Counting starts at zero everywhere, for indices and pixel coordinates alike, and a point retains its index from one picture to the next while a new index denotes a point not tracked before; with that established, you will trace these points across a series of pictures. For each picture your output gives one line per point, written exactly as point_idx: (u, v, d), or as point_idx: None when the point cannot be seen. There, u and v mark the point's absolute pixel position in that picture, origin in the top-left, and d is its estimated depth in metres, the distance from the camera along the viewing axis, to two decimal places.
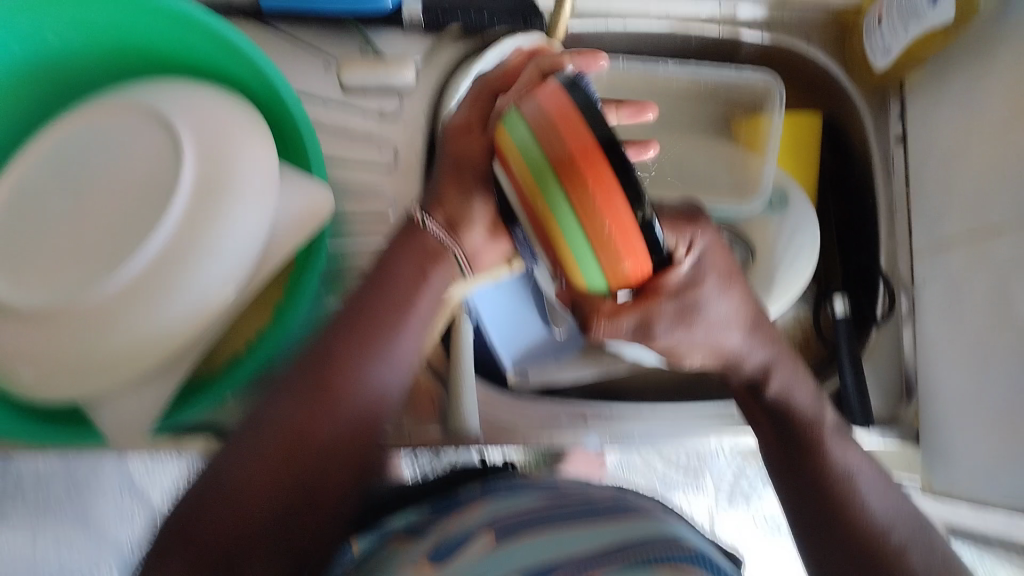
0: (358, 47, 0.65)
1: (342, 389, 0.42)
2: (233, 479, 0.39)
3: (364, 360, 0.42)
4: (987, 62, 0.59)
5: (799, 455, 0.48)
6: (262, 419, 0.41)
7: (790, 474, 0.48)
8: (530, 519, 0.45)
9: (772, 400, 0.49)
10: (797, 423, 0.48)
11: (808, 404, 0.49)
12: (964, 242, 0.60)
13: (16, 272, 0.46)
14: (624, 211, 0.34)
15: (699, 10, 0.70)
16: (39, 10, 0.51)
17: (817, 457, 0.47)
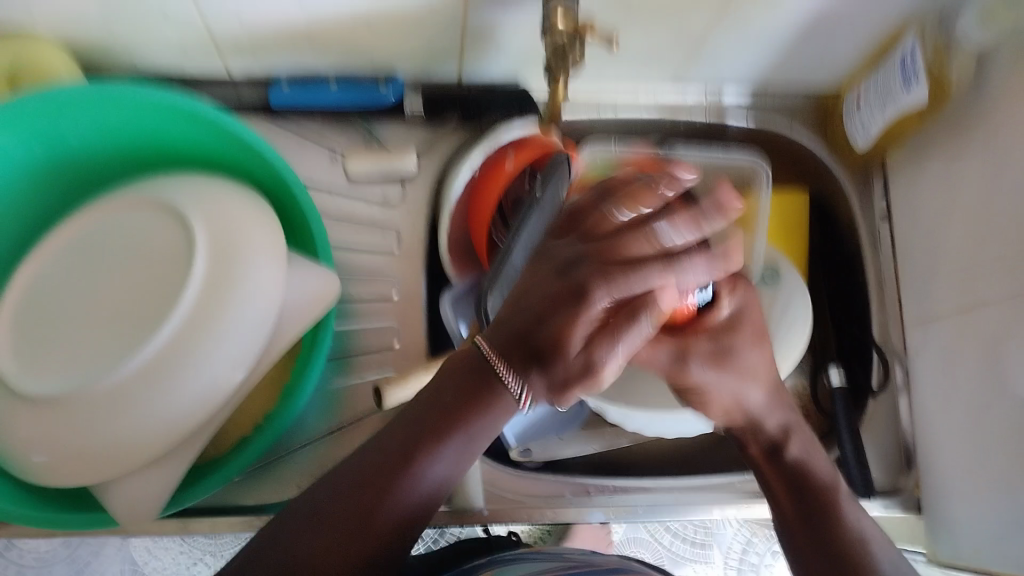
0: (362, 139, 0.69)
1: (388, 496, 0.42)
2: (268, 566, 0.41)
3: (410, 473, 0.43)
4: (959, 140, 0.62)
5: (816, 514, 0.49)
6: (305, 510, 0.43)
7: (804, 532, 0.50)
8: None
9: (792, 459, 0.51)
10: (814, 489, 0.50)
11: (826, 468, 0.51)
12: (951, 313, 0.61)
13: (32, 361, 0.48)
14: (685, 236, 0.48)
15: (685, 97, 0.74)
16: (62, 116, 0.54)
17: (831, 519, 0.49)
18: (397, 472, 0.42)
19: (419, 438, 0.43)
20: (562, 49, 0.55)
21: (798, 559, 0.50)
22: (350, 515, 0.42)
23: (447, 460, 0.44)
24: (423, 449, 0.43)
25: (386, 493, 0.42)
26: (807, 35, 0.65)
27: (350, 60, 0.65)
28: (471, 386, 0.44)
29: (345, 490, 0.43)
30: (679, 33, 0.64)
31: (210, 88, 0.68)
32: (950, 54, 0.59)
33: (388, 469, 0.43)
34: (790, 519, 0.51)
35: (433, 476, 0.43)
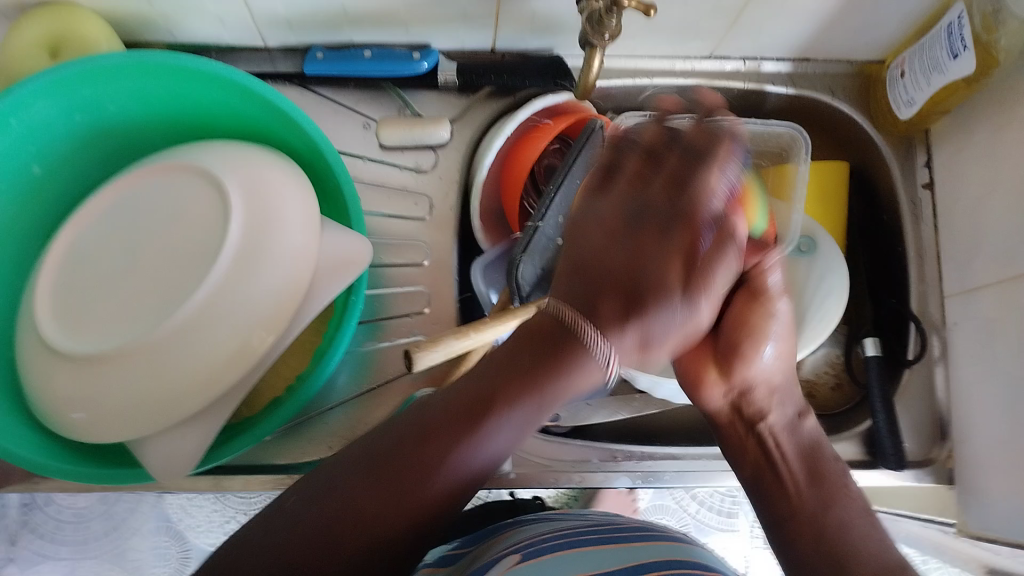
0: (396, 108, 0.69)
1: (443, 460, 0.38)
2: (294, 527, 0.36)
3: (469, 439, 0.38)
4: (1006, 108, 0.60)
5: (825, 489, 0.49)
6: (350, 470, 0.38)
7: (812, 503, 0.48)
8: (555, 541, 0.44)
9: (808, 433, 0.52)
10: (826, 468, 0.50)
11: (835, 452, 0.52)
12: (992, 286, 0.60)
13: (73, 322, 0.49)
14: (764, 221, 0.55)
15: (724, 66, 0.72)
16: (100, 83, 0.55)
17: (841, 489, 0.49)
18: (453, 437, 0.38)
19: (482, 401, 0.38)
20: (598, 13, 0.55)
21: (791, 526, 0.49)
22: (399, 477, 0.37)
23: (512, 425, 0.39)
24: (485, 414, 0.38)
25: (433, 465, 0.38)
26: (851, 6, 0.63)
27: (383, 29, 0.65)
28: (545, 343, 0.39)
29: (391, 454, 0.38)
30: (716, 2, 0.63)
31: (245, 57, 0.68)
32: (999, 21, 0.56)
33: (449, 428, 0.38)
34: (794, 496, 0.49)
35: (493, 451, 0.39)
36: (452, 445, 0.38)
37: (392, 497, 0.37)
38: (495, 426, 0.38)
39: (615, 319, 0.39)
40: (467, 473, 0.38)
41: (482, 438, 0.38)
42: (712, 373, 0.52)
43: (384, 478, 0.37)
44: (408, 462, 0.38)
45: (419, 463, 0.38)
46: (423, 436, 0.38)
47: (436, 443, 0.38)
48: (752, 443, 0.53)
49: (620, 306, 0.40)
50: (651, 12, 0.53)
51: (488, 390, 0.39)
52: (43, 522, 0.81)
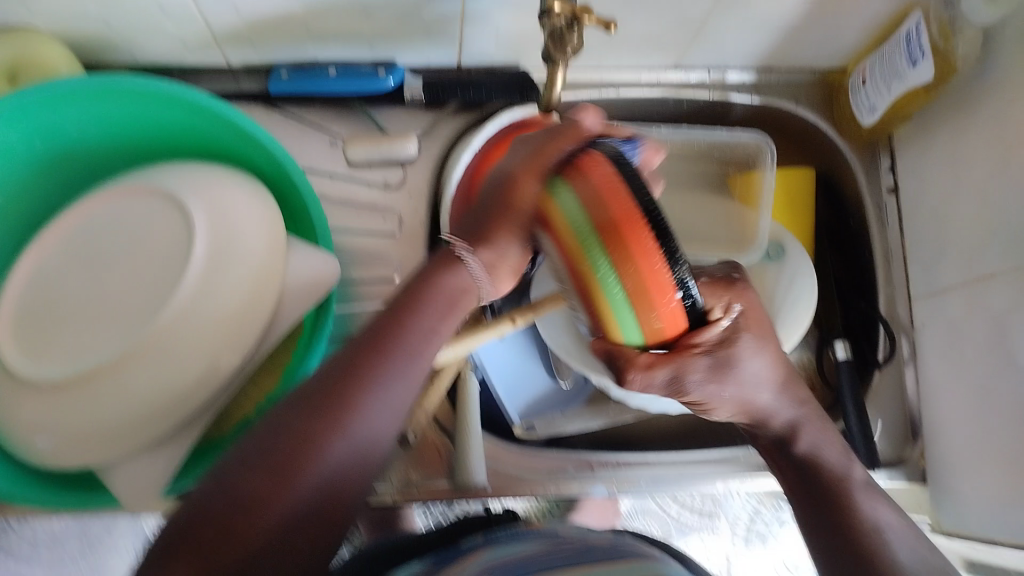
0: (363, 125, 0.69)
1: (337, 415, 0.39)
2: (229, 484, 0.37)
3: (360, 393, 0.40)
4: (965, 111, 0.61)
5: (829, 511, 0.46)
6: (262, 434, 0.38)
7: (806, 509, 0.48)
8: (539, 561, 0.44)
9: (799, 455, 0.49)
10: (825, 476, 0.48)
11: (838, 459, 0.48)
12: (958, 286, 0.61)
13: (35, 350, 0.48)
14: (665, 272, 0.36)
15: (688, 76, 0.73)
16: (58, 106, 0.54)
17: (842, 508, 0.46)
18: (343, 390, 0.40)
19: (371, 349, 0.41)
20: (559, 30, 0.54)
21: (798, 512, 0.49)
22: (297, 453, 0.38)
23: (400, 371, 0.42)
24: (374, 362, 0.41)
25: (345, 400, 0.40)
26: (810, 18, 0.65)
27: (350, 47, 0.65)
28: (414, 296, 0.43)
29: (289, 417, 0.39)
30: (681, 14, 0.63)
31: (209, 78, 0.67)
32: (956, 30, 0.59)
33: (337, 386, 0.40)
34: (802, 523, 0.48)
35: (382, 415, 0.41)
36: (340, 406, 0.39)
37: (303, 448, 0.38)
38: (381, 384, 0.41)
39: (485, 230, 0.45)
40: (363, 429, 0.40)
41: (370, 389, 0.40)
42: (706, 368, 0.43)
43: (285, 450, 0.38)
44: (304, 428, 0.38)
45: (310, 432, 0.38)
46: (312, 412, 0.39)
47: (331, 399, 0.39)
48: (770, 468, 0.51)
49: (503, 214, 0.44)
50: (610, 29, 0.53)
51: (374, 339, 0.42)
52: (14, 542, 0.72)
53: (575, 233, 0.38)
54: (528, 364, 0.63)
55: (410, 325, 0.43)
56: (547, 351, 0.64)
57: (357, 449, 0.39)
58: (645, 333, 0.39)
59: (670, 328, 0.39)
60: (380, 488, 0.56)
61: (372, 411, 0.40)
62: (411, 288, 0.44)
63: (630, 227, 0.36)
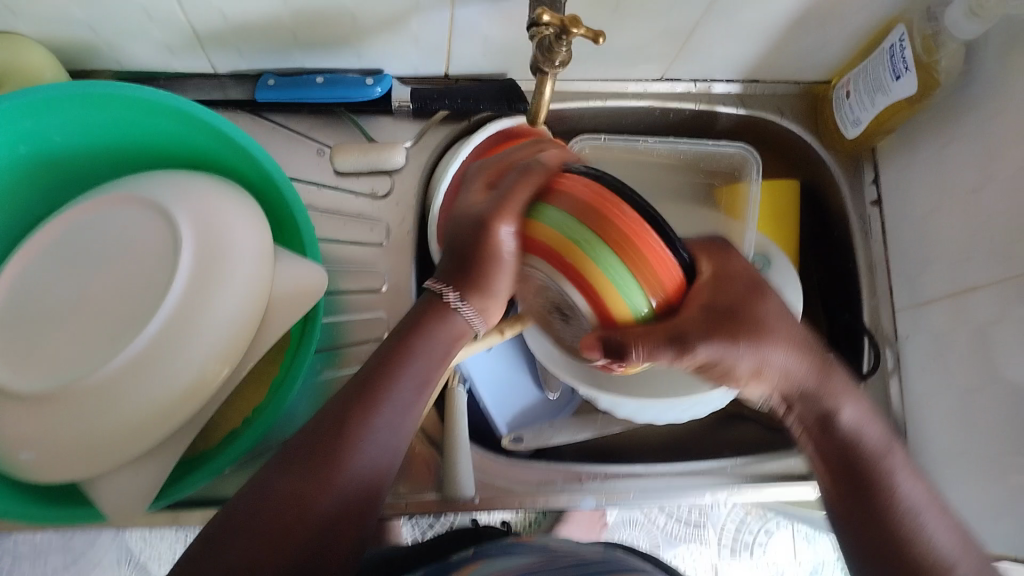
0: (350, 134, 0.68)
1: (335, 459, 0.41)
2: (228, 535, 0.39)
3: (356, 438, 0.42)
4: (948, 127, 0.62)
5: (869, 497, 0.44)
6: (264, 481, 0.41)
7: (852, 497, 0.44)
8: None
9: (845, 431, 0.45)
10: (866, 456, 0.44)
11: (879, 439, 0.45)
12: (941, 298, 0.61)
13: (16, 360, 0.47)
14: (660, 247, 0.38)
15: (675, 87, 0.74)
16: (42, 113, 0.54)
17: (879, 492, 0.43)
18: (339, 437, 0.42)
19: (371, 385, 0.43)
20: (548, 42, 0.54)
21: (835, 492, 0.46)
22: (298, 499, 0.40)
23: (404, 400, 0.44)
24: (372, 401, 0.43)
25: (340, 448, 0.41)
26: (796, 29, 0.65)
27: (337, 55, 0.65)
28: (403, 340, 0.45)
29: (288, 464, 0.41)
30: (668, 26, 0.64)
31: (196, 83, 0.67)
32: (939, 43, 0.59)
33: (332, 432, 0.42)
34: (837, 505, 0.45)
35: (385, 441, 0.43)
36: (347, 437, 0.42)
37: (303, 496, 0.40)
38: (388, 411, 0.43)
39: (473, 279, 0.44)
40: (362, 470, 0.42)
41: (367, 430, 0.42)
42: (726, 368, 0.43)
43: (293, 484, 0.40)
44: (303, 474, 0.41)
45: (316, 464, 0.41)
46: (318, 446, 0.42)
47: (327, 447, 0.41)
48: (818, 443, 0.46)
49: (483, 262, 0.43)
50: (599, 40, 0.52)
51: (368, 380, 0.44)
52: None
53: (555, 222, 0.39)
54: (515, 377, 0.63)
55: (417, 353, 0.44)
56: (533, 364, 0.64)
57: (370, 472, 0.42)
58: (650, 299, 0.39)
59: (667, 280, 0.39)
60: None
61: (382, 435, 0.43)
62: (405, 327, 0.45)
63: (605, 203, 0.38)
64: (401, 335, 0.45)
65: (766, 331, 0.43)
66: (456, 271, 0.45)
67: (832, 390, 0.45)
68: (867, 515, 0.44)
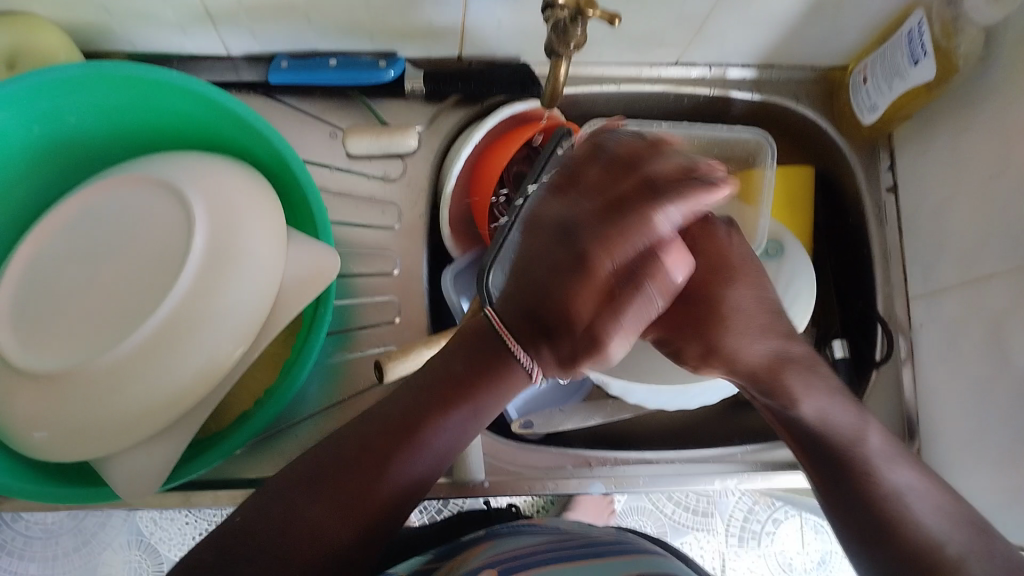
0: (362, 117, 0.68)
1: (376, 477, 0.43)
2: (258, 526, 0.41)
3: (398, 459, 0.43)
4: (966, 113, 0.61)
5: (850, 482, 0.46)
6: (304, 482, 0.43)
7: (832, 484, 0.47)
8: (540, 558, 0.44)
9: (807, 420, 0.48)
10: (843, 450, 0.47)
11: (847, 422, 0.48)
12: (956, 286, 0.61)
13: (32, 341, 0.48)
14: None
15: (690, 72, 0.73)
16: (57, 94, 0.54)
17: (861, 480, 0.46)
18: (384, 456, 0.43)
19: (423, 410, 0.45)
20: (563, 23, 0.54)
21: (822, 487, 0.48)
22: (333, 506, 0.42)
23: (450, 428, 0.45)
24: (420, 425, 0.44)
25: (382, 467, 0.43)
26: (814, 14, 0.64)
27: (350, 37, 0.65)
28: (467, 374, 0.45)
29: (328, 471, 0.43)
30: (683, 10, 0.63)
31: (208, 65, 0.67)
32: (958, 28, 0.58)
33: (378, 449, 0.44)
34: (820, 487, 0.49)
35: (426, 466, 0.44)
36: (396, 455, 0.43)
37: (339, 504, 0.42)
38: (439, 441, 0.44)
39: (562, 319, 0.42)
40: (397, 489, 0.43)
41: (410, 453, 0.44)
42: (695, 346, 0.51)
43: (336, 490, 0.42)
44: (341, 483, 0.43)
45: (365, 474, 0.43)
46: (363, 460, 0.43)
47: (371, 463, 0.43)
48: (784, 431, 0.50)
49: (577, 299, 0.42)
50: (613, 21, 0.52)
51: (422, 406, 0.45)
52: (10, 539, 0.74)
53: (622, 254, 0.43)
54: None
55: (470, 391, 0.45)
56: None
57: (410, 489, 0.44)
58: None
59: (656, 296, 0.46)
60: None
61: (432, 454, 0.45)
62: (469, 358, 0.46)
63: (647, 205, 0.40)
64: (465, 371, 0.45)
65: (723, 317, 0.49)
66: (525, 319, 0.43)
67: (786, 386, 0.49)
68: (854, 501, 0.46)
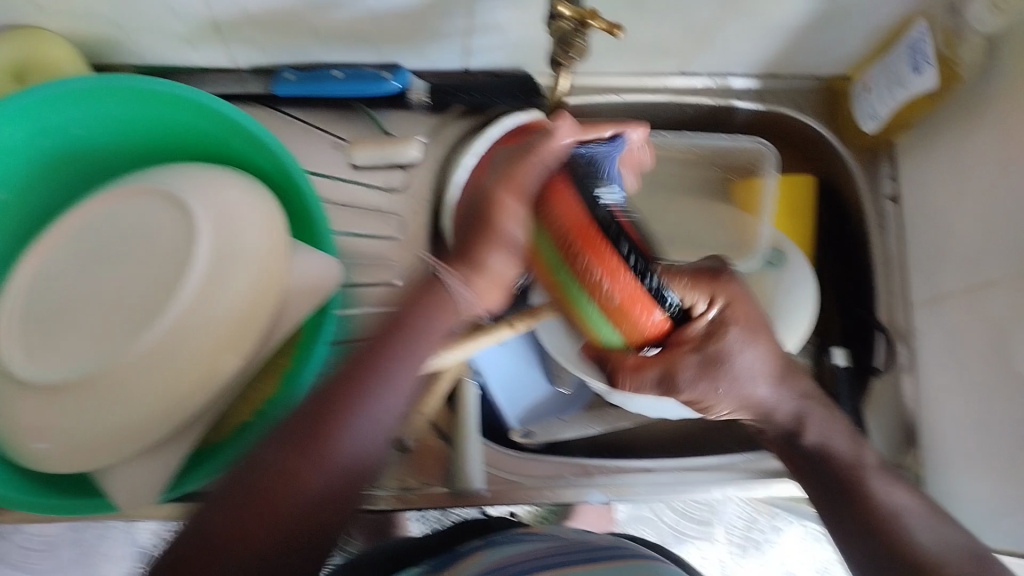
0: (366, 128, 0.69)
1: (329, 435, 0.41)
2: (217, 502, 0.39)
3: (350, 416, 0.42)
4: (968, 123, 0.61)
5: (847, 501, 0.49)
6: (260, 451, 0.41)
7: (833, 509, 0.50)
8: (539, 563, 0.44)
9: (809, 447, 0.52)
10: (841, 472, 0.50)
11: (847, 449, 0.51)
12: (959, 296, 0.61)
13: (37, 351, 0.48)
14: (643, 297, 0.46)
15: (692, 82, 0.73)
16: (63, 107, 0.55)
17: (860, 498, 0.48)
18: (336, 413, 0.41)
19: (372, 362, 0.43)
20: (567, 34, 0.54)
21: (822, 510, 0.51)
22: (289, 472, 0.40)
23: (399, 380, 0.44)
24: (370, 379, 0.43)
25: (335, 425, 0.41)
26: (815, 23, 0.64)
27: (354, 49, 0.65)
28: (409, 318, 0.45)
29: (285, 436, 0.41)
30: (685, 20, 0.63)
31: (214, 77, 0.67)
32: (961, 37, 0.58)
33: (330, 406, 0.42)
34: (818, 505, 0.51)
35: (380, 422, 0.43)
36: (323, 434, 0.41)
37: (294, 470, 0.40)
38: (371, 410, 0.42)
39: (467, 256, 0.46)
40: (354, 448, 0.42)
41: (362, 408, 0.42)
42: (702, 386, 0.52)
43: (277, 470, 0.40)
44: (298, 447, 0.41)
45: (322, 430, 0.41)
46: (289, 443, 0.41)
47: (323, 422, 0.41)
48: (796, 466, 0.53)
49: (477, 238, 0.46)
50: (617, 32, 0.53)
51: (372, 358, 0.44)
52: (12, 550, 0.77)
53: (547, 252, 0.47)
54: (528, 372, 0.64)
55: (416, 338, 0.44)
56: (547, 359, 0.64)
57: (358, 458, 0.42)
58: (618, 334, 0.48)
59: (647, 323, 0.47)
60: (380, 495, 0.56)
61: (384, 409, 0.43)
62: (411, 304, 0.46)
63: (593, 244, 0.45)
64: (407, 318, 0.45)
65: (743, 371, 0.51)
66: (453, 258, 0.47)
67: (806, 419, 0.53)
68: (851, 519, 0.49)
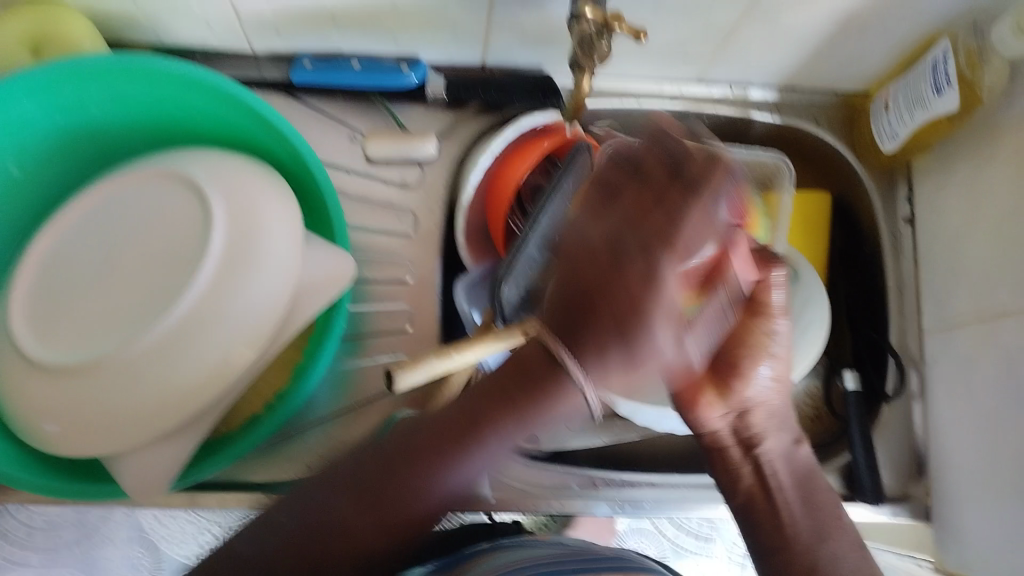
0: (382, 120, 0.68)
1: (408, 491, 0.42)
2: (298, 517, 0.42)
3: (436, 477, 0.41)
4: (987, 146, 0.61)
5: (821, 527, 0.48)
6: (345, 483, 0.42)
7: (807, 537, 0.47)
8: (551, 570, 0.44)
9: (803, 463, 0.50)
10: (826, 505, 0.49)
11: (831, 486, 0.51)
12: (971, 321, 0.61)
13: (44, 331, 0.48)
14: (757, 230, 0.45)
15: (711, 91, 0.73)
16: (82, 85, 0.54)
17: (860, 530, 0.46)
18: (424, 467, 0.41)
19: (465, 428, 0.41)
20: (589, 37, 0.53)
21: (769, 537, 0.49)
22: (366, 510, 0.42)
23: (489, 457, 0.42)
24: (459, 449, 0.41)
25: (417, 484, 0.42)
26: (837, 37, 0.64)
27: (374, 40, 0.65)
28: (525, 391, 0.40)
29: (374, 471, 0.42)
30: (708, 26, 0.63)
31: (231, 62, 0.67)
32: (983, 58, 0.58)
33: (420, 460, 0.41)
34: (788, 526, 0.48)
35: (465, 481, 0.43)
36: (417, 471, 0.42)
37: (370, 509, 0.42)
38: (469, 456, 0.41)
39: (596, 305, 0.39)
40: (432, 502, 0.42)
41: (446, 471, 0.41)
42: (711, 394, 0.46)
43: (356, 498, 0.42)
44: (383, 489, 0.42)
45: (405, 483, 0.41)
46: (410, 456, 0.42)
47: (413, 468, 0.42)
48: (752, 479, 0.49)
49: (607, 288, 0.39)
50: (640, 37, 0.53)
51: (472, 419, 0.41)
52: (15, 529, 0.74)
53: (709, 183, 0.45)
54: None
55: (526, 415, 0.41)
56: None
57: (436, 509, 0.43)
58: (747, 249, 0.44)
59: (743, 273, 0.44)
60: None
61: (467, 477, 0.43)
62: (526, 368, 0.41)
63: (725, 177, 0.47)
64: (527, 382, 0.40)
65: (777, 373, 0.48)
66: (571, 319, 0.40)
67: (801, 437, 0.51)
68: (832, 545, 0.47)
